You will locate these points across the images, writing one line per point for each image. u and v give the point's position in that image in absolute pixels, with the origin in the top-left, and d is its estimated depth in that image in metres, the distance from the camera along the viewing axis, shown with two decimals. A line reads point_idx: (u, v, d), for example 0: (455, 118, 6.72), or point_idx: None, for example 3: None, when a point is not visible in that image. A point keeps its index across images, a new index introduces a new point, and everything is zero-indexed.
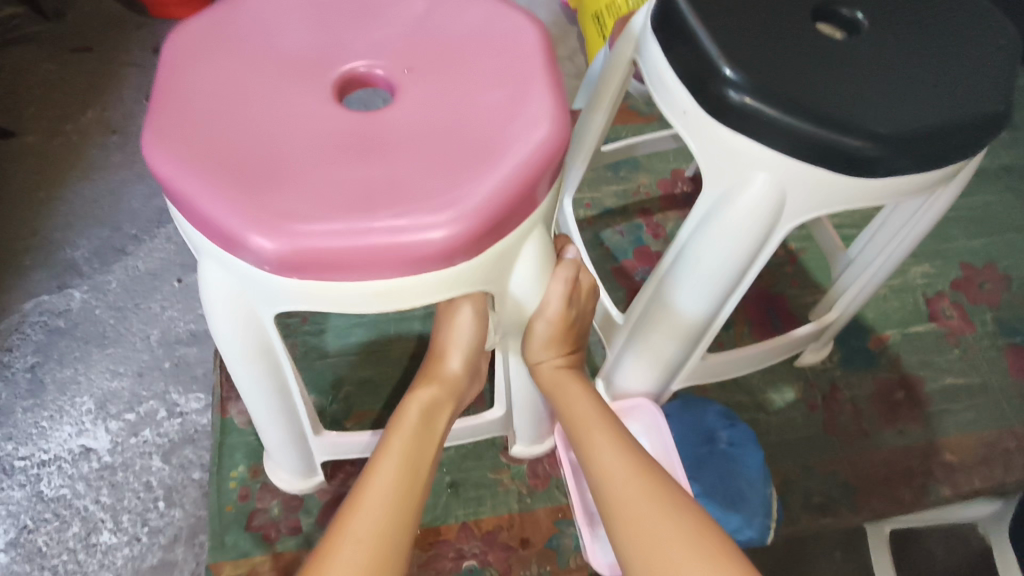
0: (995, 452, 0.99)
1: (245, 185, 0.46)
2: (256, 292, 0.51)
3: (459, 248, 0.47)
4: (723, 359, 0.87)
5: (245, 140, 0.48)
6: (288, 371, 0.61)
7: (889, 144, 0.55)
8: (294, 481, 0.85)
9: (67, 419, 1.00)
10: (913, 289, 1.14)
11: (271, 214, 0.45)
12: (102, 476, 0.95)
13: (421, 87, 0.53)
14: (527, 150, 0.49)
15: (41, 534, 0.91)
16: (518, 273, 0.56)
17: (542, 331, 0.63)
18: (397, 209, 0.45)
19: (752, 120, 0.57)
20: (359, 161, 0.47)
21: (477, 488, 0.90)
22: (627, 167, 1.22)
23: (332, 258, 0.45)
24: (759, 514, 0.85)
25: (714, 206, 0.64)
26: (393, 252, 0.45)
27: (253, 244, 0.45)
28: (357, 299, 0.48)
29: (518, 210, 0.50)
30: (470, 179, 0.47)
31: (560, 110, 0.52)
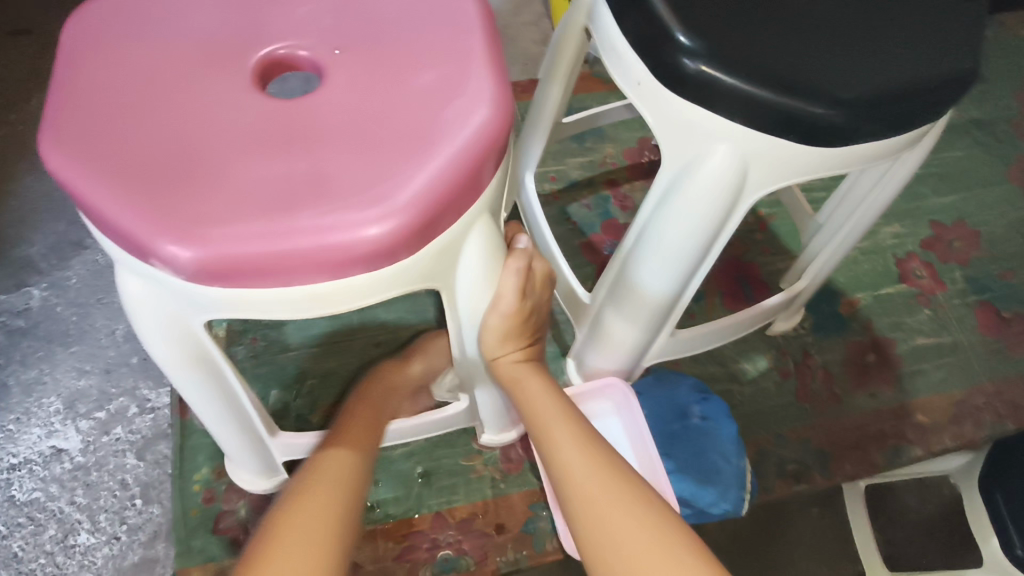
0: (965, 410, 1.00)
1: (155, 190, 0.44)
2: (184, 303, 0.50)
3: (391, 248, 0.45)
4: (694, 334, 0.85)
5: (154, 142, 0.46)
6: (230, 375, 0.60)
7: (854, 110, 0.53)
8: (257, 481, 0.83)
9: (34, 421, 0.96)
10: (883, 250, 1.13)
11: (186, 221, 0.43)
12: (76, 477, 0.92)
13: (348, 76, 0.50)
14: (460, 139, 0.47)
15: (17, 539, 0.88)
16: (464, 268, 0.55)
17: (497, 325, 0.62)
18: (322, 209, 0.44)
19: (710, 89, 0.54)
20: (275, 158, 0.46)
21: (450, 476, 0.88)
22: (593, 137, 1.19)
23: (255, 264, 0.43)
24: (733, 486, 0.84)
25: (672, 183, 0.61)
26: (318, 255, 0.44)
27: (167, 254, 0.43)
28: (288, 306, 0.47)
29: (456, 203, 0.48)
30: (399, 173, 0.46)
31: (493, 90, 0.50)
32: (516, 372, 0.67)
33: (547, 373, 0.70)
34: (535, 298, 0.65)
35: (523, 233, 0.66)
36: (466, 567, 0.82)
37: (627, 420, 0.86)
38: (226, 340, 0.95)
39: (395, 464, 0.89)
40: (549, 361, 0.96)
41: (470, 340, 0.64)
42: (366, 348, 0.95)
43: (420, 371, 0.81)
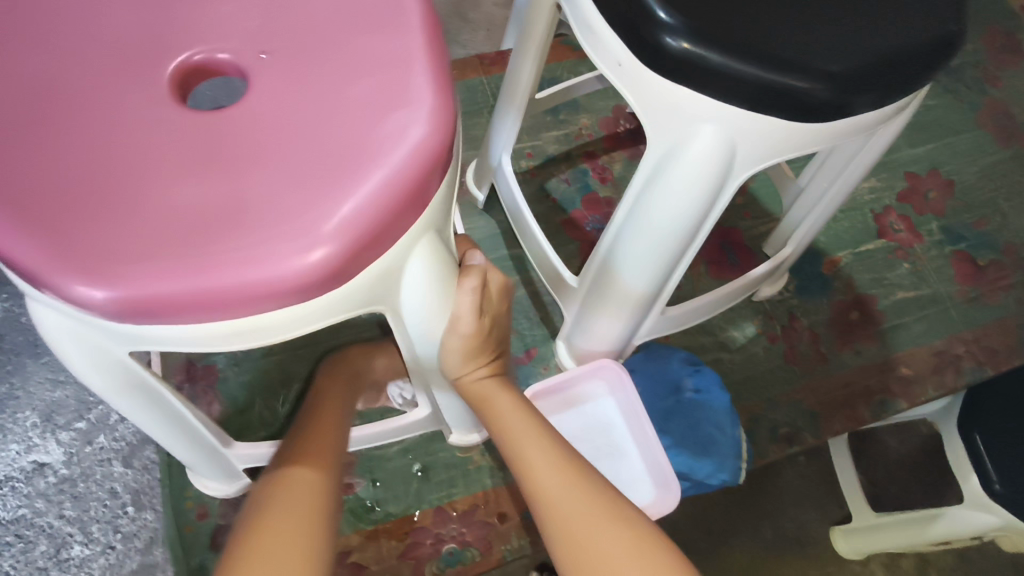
0: (946, 360, 1.02)
1: (62, 226, 0.43)
2: (105, 334, 0.48)
3: (320, 278, 0.44)
4: (680, 311, 0.84)
5: (61, 170, 0.44)
6: (170, 396, 0.58)
7: (842, 84, 0.51)
8: (223, 486, 0.81)
9: (11, 437, 0.93)
10: (862, 206, 1.13)
11: (96, 259, 0.42)
12: (63, 490, 0.90)
13: (284, 88, 0.48)
14: (394, 158, 0.46)
15: (7, 558, 0.87)
16: (409, 289, 0.53)
17: (461, 344, 0.60)
18: (243, 242, 0.43)
19: (695, 69, 0.51)
20: (195, 188, 0.44)
21: (447, 469, 0.87)
22: (567, 108, 1.15)
23: (176, 302, 0.42)
24: (730, 457, 0.85)
25: (659, 167, 0.59)
26: (246, 290, 0.43)
27: (77, 294, 0.42)
28: (214, 338, 0.46)
29: (390, 225, 0.46)
30: (327, 198, 0.44)
31: (439, 99, 0.48)
32: (486, 389, 0.65)
33: (515, 386, 0.69)
34: (493, 311, 0.63)
35: (474, 249, 0.63)
36: (471, 558, 0.83)
37: (621, 399, 0.86)
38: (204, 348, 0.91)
39: (391, 462, 0.87)
40: (538, 344, 0.95)
41: (432, 360, 0.62)
42: (351, 345, 0.93)
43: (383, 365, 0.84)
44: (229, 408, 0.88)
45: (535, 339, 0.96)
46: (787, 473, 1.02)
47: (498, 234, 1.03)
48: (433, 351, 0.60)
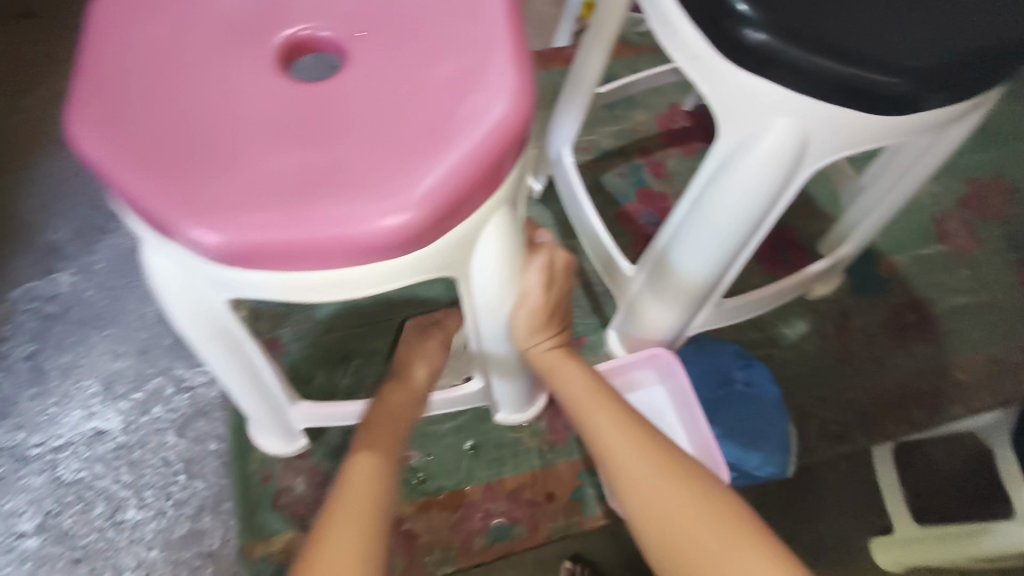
0: (1004, 367, 1.00)
1: (177, 171, 0.44)
2: (202, 279, 0.49)
3: (403, 239, 0.45)
4: (737, 304, 0.86)
5: (175, 122, 0.46)
6: (250, 347, 0.61)
7: (920, 79, 0.52)
8: (281, 444, 0.86)
9: (74, 403, 0.98)
10: (921, 210, 1.11)
11: (205, 205, 0.43)
12: (120, 455, 0.95)
13: (380, 61, 0.50)
14: (480, 130, 0.47)
15: (68, 515, 0.92)
16: (481, 258, 0.54)
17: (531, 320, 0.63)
18: (339, 199, 0.44)
19: (772, 61, 0.53)
20: (299, 147, 0.45)
21: (498, 447, 0.90)
22: (624, 104, 1.17)
23: (277, 250, 0.44)
24: (779, 450, 0.86)
25: (732, 154, 0.60)
26: (341, 243, 0.44)
27: (190, 236, 0.43)
28: (303, 289, 0.48)
29: (469, 195, 0.47)
30: (416, 164, 0.45)
31: (524, 77, 0.50)
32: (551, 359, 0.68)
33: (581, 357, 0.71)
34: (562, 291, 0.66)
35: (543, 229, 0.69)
36: (519, 535, 0.85)
37: (671, 386, 0.88)
38: (270, 321, 0.96)
39: (444, 439, 0.91)
40: (590, 333, 0.97)
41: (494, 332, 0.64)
42: (408, 325, 0.96)
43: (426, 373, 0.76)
44: (293, 377, 0.92)
45: (587, 327, 0.97)
46: None
47: (553, 224, 1.05)
48: (498, 326, 0.63)
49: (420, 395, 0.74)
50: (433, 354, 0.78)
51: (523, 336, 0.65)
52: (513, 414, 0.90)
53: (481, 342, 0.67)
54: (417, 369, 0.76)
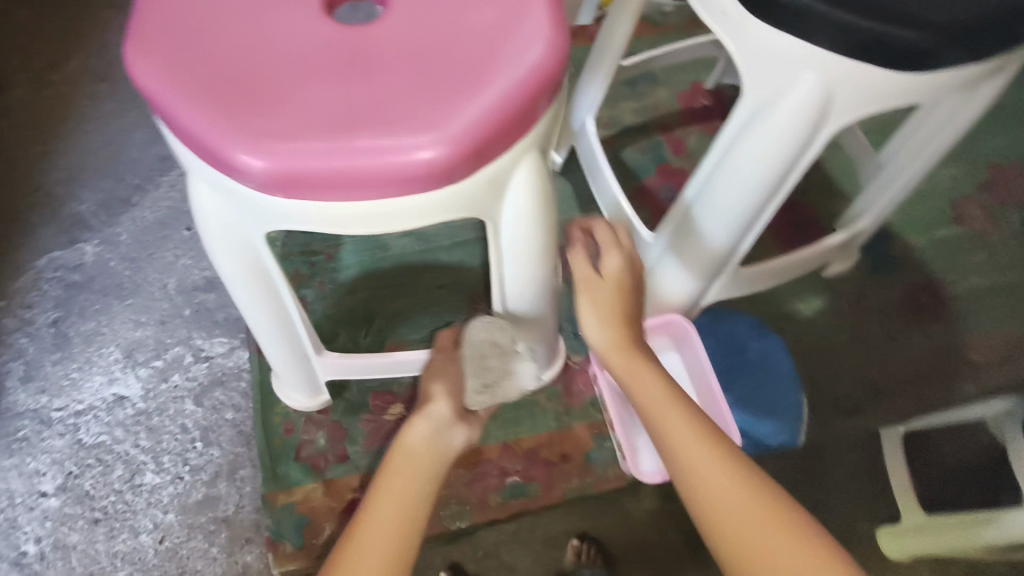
0: (1017, 349, 1.00)
1: (228, 100, 0.46)
2: (244, 212, 0.52)
3: (439, 172, 0.48)
4: (755, 272, 0.88)
5: (224, 55, 0.48)
6: (284, 292, 0.62)
7: (943, 35, 0.53)
8: (304, 399, 0.88)
9: (96, 369, 1.02)
10: (939, 192, 1.11)
11: (254, 131, 0.46)
12: (139, 421, 0.98)
13: (420, 4, 0.51)
14: (515, 72, 0.49)
15: (87, 478, 0.95)
16: (511, 201, 0.56)
17: (596, 302, 0.70)
18: (380, 131, 0.46)
19: (800, 15, 0.54)
20: (343, 80, 0.47)
21: (515, 409, 0.92)
22: (644, 81, 1.18)
23: (321, 178, 0.46)
24: (792, 418, 0.87)
25: (758, 111, 0.61)
26: (381, 173, 0.47)
27: (238, 161, 0.46)
28: (341, 220, 0.51)
29: (502, 134, 0.49)
30: (454, 101, 0.47)
31: (558, 24, 0.51)
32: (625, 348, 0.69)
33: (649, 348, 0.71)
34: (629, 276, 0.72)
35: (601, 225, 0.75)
36: (534, 492, 0.87)
37: (687, 353, 0.89)
38: (294, 282, 0.98)
39: None
40: None
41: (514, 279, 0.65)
42: (428, 289, 0.98)
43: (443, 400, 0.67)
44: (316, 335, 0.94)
45: None
46: None
47: (572, 196, 1.06)
48: (522, 273, 0.64)
49: (444, 420, 0.66)
50: (453, 371, 0.70)
51: (547, 287, 0.66)
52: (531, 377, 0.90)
53: (504, 290, 0.68)
54: (437, 396, 0.67)
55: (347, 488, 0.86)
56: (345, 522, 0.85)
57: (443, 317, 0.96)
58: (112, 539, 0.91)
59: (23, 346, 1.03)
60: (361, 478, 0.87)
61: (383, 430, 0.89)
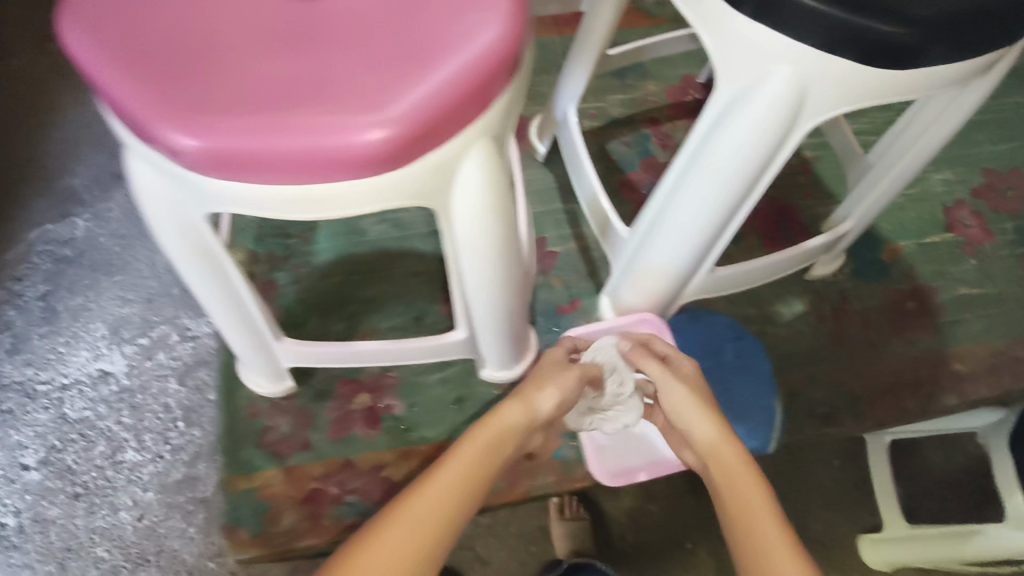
0: (1004, 360, 0.98)
1: (158, 73, 0.44)
2: (183, 191, 0.50)
3: (380, 156, 0.46)
4: (728, 274, 0.85)
5: (159, 26, 0.46)
6: (234, 275, 0.61)
7: (924, 30, 0.51)
8: (268, 385, 0.87)
9: (83, 344, 1.01)
10: (931, 197, 1.09)
11: (184, 106, 0.44)
12: (122, 398, 0.97)
13: None
14: (464, 54, 0.47)
15: (69, 453, 0.95)
16: (462, 190, 0.53)
17: (678, 391, 0.68)
18: (317, 110, 0.44)
19: (776, 5, 0.52)
20: (280, 56, 0.45)
21: (484, 402, 0.90)
22: (635, 73, 1.16)
23: (253, 157, 0.45)
24: (763, 423, 0.85)
25: (732, 105, 0.58)
26: (317, 154, 0.45)
27: (166, 137, 0.44)
28: (281, 203, 0.49)
29: (449, 118, 0.47)
30: (397, 83, 0.45)
31: (515, 3, 0.49)
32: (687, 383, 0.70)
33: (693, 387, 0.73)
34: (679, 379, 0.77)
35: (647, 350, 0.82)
36: (496, 489, 0.86)
37: None
38: (267, 264, 0.96)
39: (430, 390, 0.91)
40: (584, 297, 0.97)
41: (473, 272, 0.63)
42: (402, 277, 0.96)
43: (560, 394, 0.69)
44: (286, 319, 0.93)
45: (580, 291, 0.97)
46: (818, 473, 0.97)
47: (554, 188, 1.04)
48: (479, 266, 0.62)
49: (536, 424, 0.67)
50: (567, 378, 0.70)
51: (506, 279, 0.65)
52: (498, 371, 0.88)
53: (462, 281, 0.65)
54: (545, 395, 0.68)
55: (308, 475, 0.86)
56: (305, 510, 0.84)
57: (415, 306, 0.94)
58: (91, 515, 0.91)
59: (11, 318, 1.02)
60: (323, 466, 0.86)
61: (348, 418, 0.88)
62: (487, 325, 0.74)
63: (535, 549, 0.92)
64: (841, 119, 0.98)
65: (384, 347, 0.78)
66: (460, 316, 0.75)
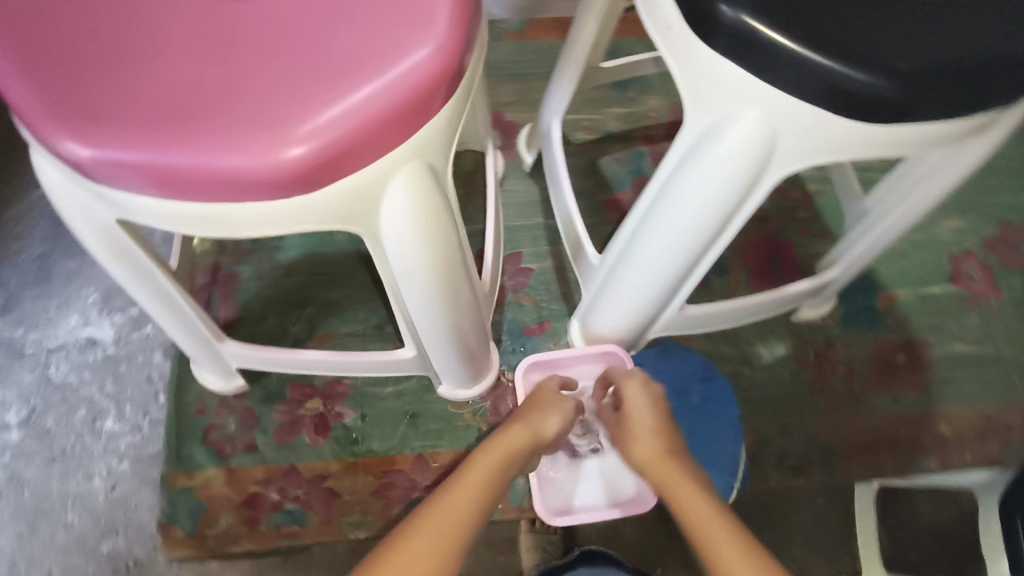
0: (994, 427, 0.92)
1: (56, 75, 0.42)
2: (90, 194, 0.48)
3: (283, 180, 0.42)
4: (703, 312, 0.81)
5: (67, 24, 0.43)
6: (162, 278, 0.58)
7: (909, 83, 0.46)
8: (218, 382, 0.85)
9: (74, 308, 0.99)
10: (938, 245, 1.02)
11: (77, 114, 0.41)
12: (108, 366, 0.96)
13: None
14: (386, 76, 0.43)
15: (50, 416, 0.94)
16: (388, 218, 0.49)
17: (643, 420, 0.67)
18: (216, 128, 0.41)
19: (747, 43, 0.47)
20: (185, 65, 0.42)
21: (437, 420, 0.87)
22: (638, 86, 1.10)
23: (146, 172, 0.42)
24: (725, 472, 0.80)
25: (699, 145, 0.54)
26: (214, 175, 0.42)
27: (55, 144, 0.41)
28: (187, 218, 0.46)
29: (365, 145, 0.43)
30: (307, 103, 0.42)
31: (455, 20, 0.44)
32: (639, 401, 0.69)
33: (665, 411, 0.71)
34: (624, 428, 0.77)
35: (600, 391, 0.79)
36: None
37: None
38: (234, 256, 0.94)
39: (383, 403, 0.88)
40: (554, 319, 0.93)
41: (411, 300, 0.59)
42: (369, 282, 0.93)
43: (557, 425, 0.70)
44: (244, 315, 0.91)
45: (551, 313, 0.93)
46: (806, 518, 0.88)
47: (537, 202, 1.00)
48: (417, 295, 0.57)
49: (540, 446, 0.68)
50: (567, 403, 0.73)
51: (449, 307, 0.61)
52: (456, 389, 0.85)
53: (401, 306, 0.62)
54: (550, 419, 0.70)
55: (249, 478, 0.84)
56: (243, 514, 0.82)
57: (379, 313, 0.92)
58: (65, 480, 0.90)
59: (6, 278, 1.01)
60: (265, 470, 0.84)
61: (297, 423, 0.87)
62: (438, 347, 0.71)
63: (503, 559, 0.87)
64: (849, 164, 0.91)
65: (329, 358, 0.75)
66: (408, 336, 0.71)
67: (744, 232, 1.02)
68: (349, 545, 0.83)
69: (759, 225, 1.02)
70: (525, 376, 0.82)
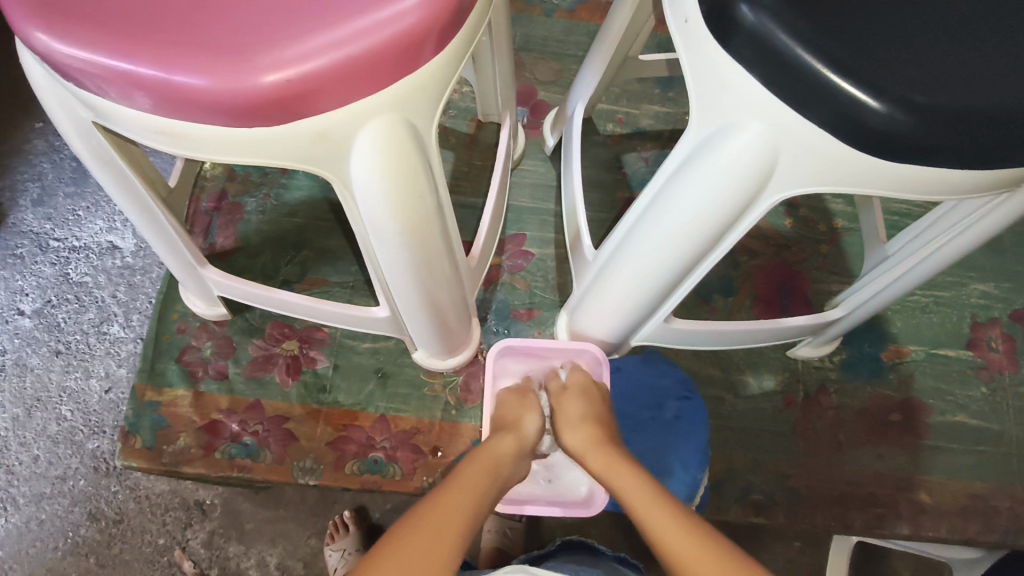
0: (980, 507, 0.87)
1: None
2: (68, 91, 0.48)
3: (246, 108, 0.42)
4: (688, 328, 0.78)
5: None
6: (143, 187, 0.58)
7: (925, 119, 0.43)
8: (202, 305, 0.86)
9: (101, 213, 1.01)
10: (963, 307, 0.96)
11: (60, 12, 0.42)
12: (123, 274, 0.97)
13: None
14: (364, 20, 0.42)
15: (62, 311, 0.96)
16: (357, 165, 0.47)
17: (572, 409, 0.70)
18: (184, 45, 0.41)
19: (760, 47, 0.45)
20: None
21: (408, 385, 0.87)
22: (682, 86, 1.06)
23: (110, 78, 0.42)
24: (680, 495, 0.78)
25: (696, 151, 0.51)
26: (176, 91, 0.42)
27: (31, 36, 0.42)
28: (156, 132, 0.46)
29: (334, 86, 0.43)
30: (278, 34, 0.41)
31: None
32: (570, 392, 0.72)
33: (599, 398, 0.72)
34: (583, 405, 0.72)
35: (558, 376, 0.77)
36: (391, 475, 0.82)
37: None
38: (241, 187, 0.95)
39: (357, 357, 0.88)
40: (544, 308, 0.91)
41: (382, 259, 0.57)
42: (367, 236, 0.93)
43: (533, 423, 0.70)
44: (241, 246, 0.91)
45: (543, 301, 0.91)
46: (775, 551, 0.89)
47: (553, 186, 0.98)
48: (390, 256, 0.56)
49: (529, 446, 0.67)
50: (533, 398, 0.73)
51: (420, 273, 0.60)
52: (433, 357, 0.83)
53: (372, 264, 0.60)
54: (527, 420, 0.70)
55: (214, 406, 0.85)
56: (201, 438, 0.83)
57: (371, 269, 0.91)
58: (65, 373, 0.93)
59: (44, 171, 1.04)
60: (230, 400, 0.85)
61: (270, 361, 0.87)
62: (414, 316, 0.69)
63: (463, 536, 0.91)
64: (880, 198, 0.87)
65: (307, 302, 0.75)
66: (386, 299, 0.70)
67: (758, 255, 0.98)
68: (319, 493, 0.90)
69: (776, 251, 0.98)
70: (495, 359, 0.81)
